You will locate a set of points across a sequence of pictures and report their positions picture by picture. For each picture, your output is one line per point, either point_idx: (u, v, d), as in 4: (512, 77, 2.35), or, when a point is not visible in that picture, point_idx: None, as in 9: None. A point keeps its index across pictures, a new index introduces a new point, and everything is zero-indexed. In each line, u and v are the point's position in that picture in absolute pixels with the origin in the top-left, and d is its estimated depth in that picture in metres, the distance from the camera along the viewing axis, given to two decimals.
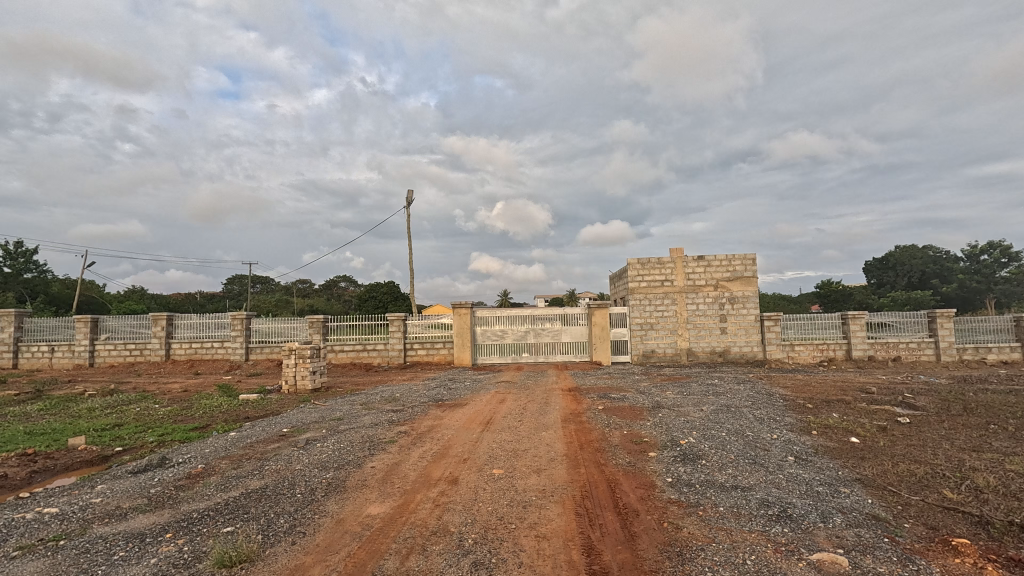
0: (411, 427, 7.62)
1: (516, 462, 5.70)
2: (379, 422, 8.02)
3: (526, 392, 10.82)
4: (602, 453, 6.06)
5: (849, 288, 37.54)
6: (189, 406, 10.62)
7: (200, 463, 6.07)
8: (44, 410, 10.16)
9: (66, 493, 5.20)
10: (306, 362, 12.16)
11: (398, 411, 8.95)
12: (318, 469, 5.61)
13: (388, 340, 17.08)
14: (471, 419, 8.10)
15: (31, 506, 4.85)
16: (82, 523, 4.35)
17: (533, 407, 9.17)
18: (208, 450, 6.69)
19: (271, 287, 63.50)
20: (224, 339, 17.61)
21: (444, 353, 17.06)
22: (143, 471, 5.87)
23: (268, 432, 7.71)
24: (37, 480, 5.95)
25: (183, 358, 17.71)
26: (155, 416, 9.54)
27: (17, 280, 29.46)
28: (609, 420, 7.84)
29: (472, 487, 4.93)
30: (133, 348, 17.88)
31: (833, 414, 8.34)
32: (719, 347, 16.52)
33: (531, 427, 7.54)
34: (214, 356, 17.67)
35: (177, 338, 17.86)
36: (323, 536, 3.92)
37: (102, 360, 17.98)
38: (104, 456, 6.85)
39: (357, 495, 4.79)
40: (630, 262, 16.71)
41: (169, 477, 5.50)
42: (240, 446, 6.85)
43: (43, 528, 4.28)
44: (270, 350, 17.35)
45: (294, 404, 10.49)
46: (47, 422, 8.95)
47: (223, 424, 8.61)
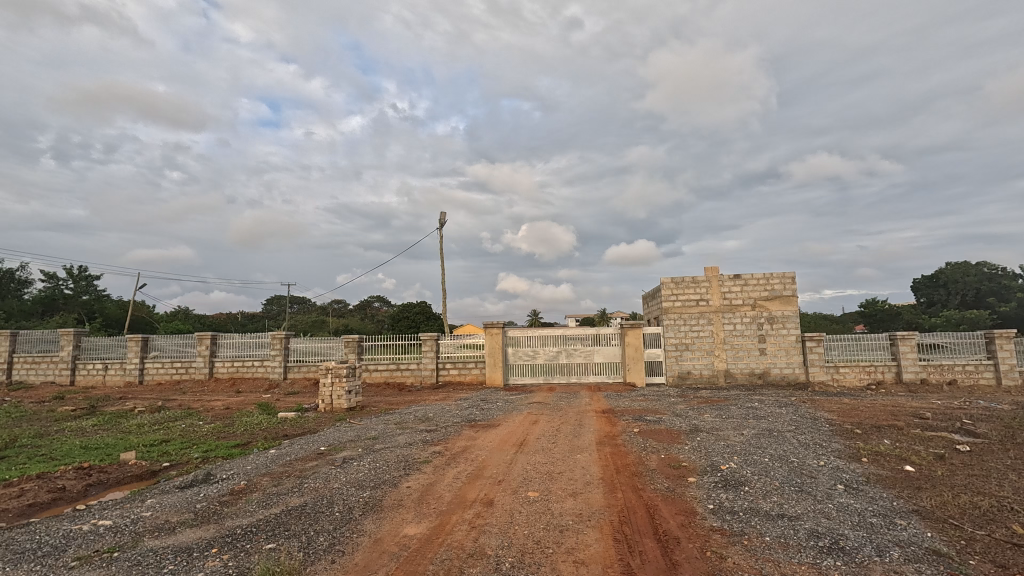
0: (445, 447, 7.66)
1: (551, 485, 5.62)
2: (413, 442, 8.08)
3: (559, 413, 10.67)
4: (639, 477, 5.92)
5: (897, 306, 35.93)
6: (230, 423, 10.91)
7: (242, 479, 6.23)
8: (98, 426, 10.64)
9: (119, 506, 5.43)
10: (343, 381, 12.40)
11: (432, 432, 8.96)
12: (355, 488, 5.69)
13: (421, 360, 17.29)
14: (504, 441, 8.05)
15: (87, 518, 5.08)
16: (133, 536, 4.52)
17: (567, 428, 9.06)
18: (251, 467, 6.88)
19: (307, 307, 65.27)
20: (264, 358, 18.17)
21: (476, 373, 17.11)
22: (190, 487, 6.07)
23: (306, 449, 7.87)
24: (91, 493, 6.24)
25: (225, 376, 18.33)
26: (199, 433, 9.88)
27: (77, 301, 31.61)
28: (645, 443, 7.69)
29: (508, 509, 4.89)
30: (179, 366, 18.61)
31: (884, 441, 7.89)
32: (758, 368, 16.00)
33: (566, 449, 7.43)
34: (254, 374, 18.22)
35: (220, 357, 18.53)
36: (362, 556, 3.95)
37: (150, 378, 18.80)
38: (153, 471, 7.13)
39: (393, 515, 4.81)
40: (663, 281, 16.50)
41: (214, 493, 5.67)
42: (280, 463, 7.03)
43: (98, 540, 4.46)
44: (307, 368, 17.78)
45: (330, 423, 10.67)
46: (101, 438, 9.36)
47: (264, 442, 8.84)
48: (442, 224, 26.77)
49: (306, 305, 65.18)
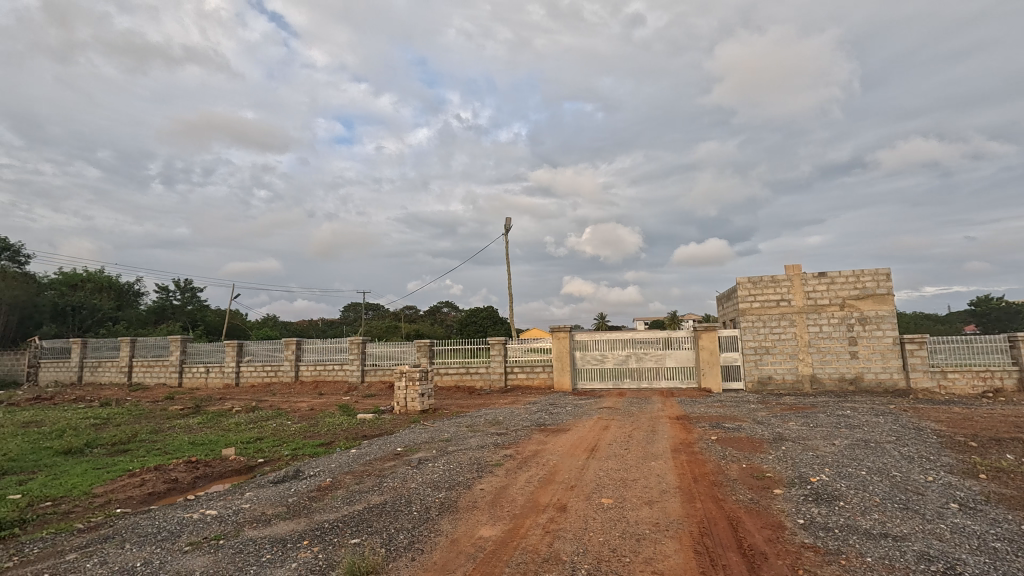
0: (516, 451, 7.71)
1: (625, 493, 5.50)
2: (485, 445, 8.21)
3: (631, 419, 10.40)
4: (719, 487, 5.64)
5: (1017, 304, 31.86)
6: (315, 423, 11.63)
7: (327, 476, 6.63)
8: (203, 424, 11.74)
9: (222, 498, 5.96)
10: (416, 384, 12.83)
11: (502, 435, 9.07)
12: (431, 489, 5.85)
13: (490, 364, 17.56)
14: (575, 446, 7.96)
15: (196, 507, 5.61)
16: (235, 526, 4.93)
17: (640, 435, 8.81)
18: (335, 465, 7.31)
19: (381, 313, 68.32)
20: (344, 362, 19.21)
21: (544, 378, 17.09)
22: (281, 482, 6.54)
23: (384, 450, 8.22)
24: (199, 484, 6.89)
25: (309, 379, 19.58)
26: (288, 431, 10.62)
27: (183, 311, 35.10)
28: (724, 452, 7.32)
29: (583, 515, 4.82)
30: (268, 369, 20.09)
31: (1007, 456, 7.00)
32: (849, 374, 14.77)
33: (640, 456, 7.22)
34: (335, 377, 19.31)
35: (304, 361, 19.82)
36: (439, 555, 4.06)
37: (245, 380, 20.45)
38: (249, 466, 7.75)
39: (468, 516, 4.91)
40: (739, 281, 15.68)
41: (303, 489, 6.07)
42: (361, 462, 7.39)
43: (206, 527, 4.91)
44: (382, 372, 18.58)
45: (405, 424, 11.09)
46: (205, 434, 10.31)
47: (345, 441, 9.36)
48: (508, 229, 27.02)
49: (379, 311, 68.29)
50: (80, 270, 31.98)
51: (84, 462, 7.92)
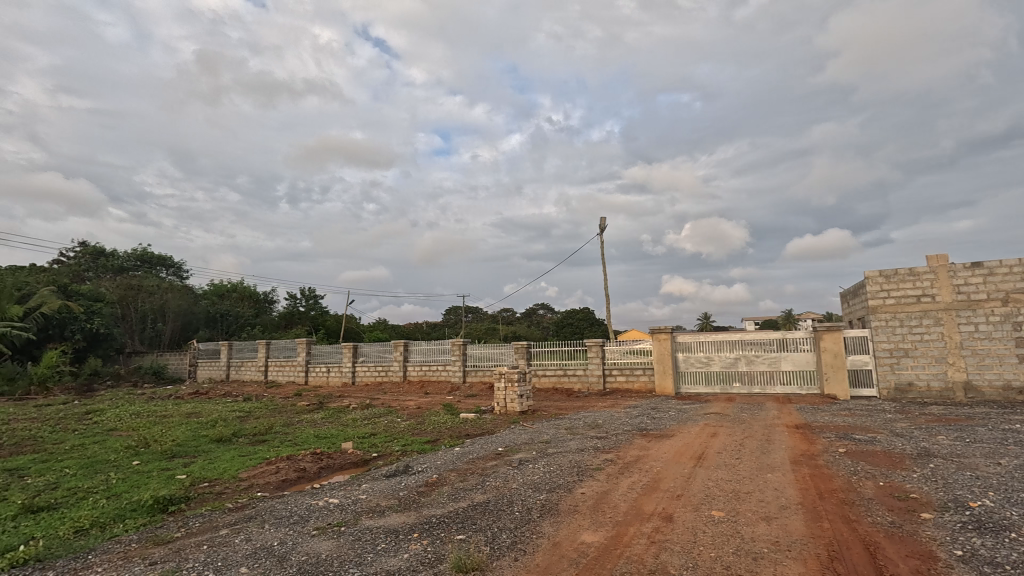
0: (618, 456, 7.51)
1: (738, 506, 5.11)
2: (585, 448, 8.12)
3: (743, 426, 9.68)
4: (851, 507, 5.04)
5: None
6: (422, 421, 12.29)
7: (434, 473, 6.97)
8: (326, 419, 12.93)
9: (342, 488, 6.50)
10: (515, 385, 13.04)
11: (602, 439, 8.90)
12: (532, 490, 5.90)
13: (588, 366, 17.37)
14: (680, 453, 7.57)
15: (322, 495, 6.18)
16: (354, 514, 5.36)
17: (753, 444, 8.16)
18: (441, 462, 7.66)
19: (480, 316, 70.61)
20: (446, 363, 20.11)
21: (645, 381, 16.52)
22: (393, 476, 6.99)
23: (486, 449, 8.45)
24: (323, 474, 7.59)
25: (416, 379, 20.75)
26: (399, 428, 11.34)
27: (307, 316, 39.03)
28: (856, 467, 6.53)
29: (691, 528, 4.57)
30: (380, 369, 21.61)
31: None
32: (1017, 381, 12.51)
33: (754, 467, 6.68)
34: (439, 377, 20.27)
35: (411, 361, 21.05)
36: (542, 557, 4.07)
37: (359, 379, 22.19)
38: (365, 459, 8.38)
39: (570, 520, 4.87)
40: (868, 276, 13.96)
41: (413, 483, 6.43)
42: (465, 460, 7.67)
43: (330, 514, 5.39)
44: (482, 373, 19.15)
45: (506, 424, 11.33)
46: (327, 429, 11.34)
47: (450, 439, 9.77)
48: (603, 228, 26.53)
49: (478, 314, 70.61)
50: (226, 282, 36.87)
51: (232, 450, 9.08)
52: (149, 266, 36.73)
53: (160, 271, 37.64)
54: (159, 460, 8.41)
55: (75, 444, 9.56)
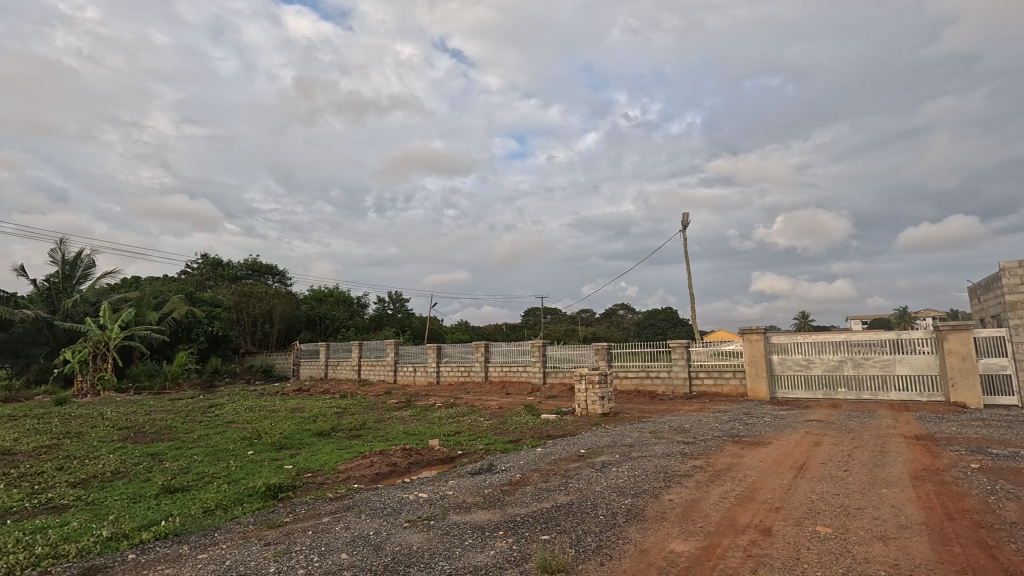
0: (707, 462, 7.15)
1: (848, 523, 4.67)
2: (671, 453, 7.81)
3: (850, 435, 8.82)
4: (988, 530, 4.42)
5: None
6: (504, 420, 12.49)
7: (517, 472, 7.05)
8: (414, 416, 13.55)
9: (430, 483, 6.77)
10: (596, 387, 12.84)
11: (689, 444, 8.53)
12: (616, 494, 5.78)
13: (672, 368, 16.73)
14: (777, 462, 7.04)
15: (411, 489, 6.48)
16: (442, 509, 5.56)
17: (863, 455, 7.40)
18: (524, 461, 7.73)
19: (558, 316, 70.47)
20: (527, 363, 20.27)
21: (735, 385, 15.59)
22: (478, 474, 7.17)
23: (568, 450, 8.41)
24: (412, 469, 7.96)
25: (497, 379, 21.13)
26: (481, 427, 11.61)
27: (395, 318, 41.16)
28: (993, 485, 5.71)
29: (793, 543, 4.24)
30: (463, 369, 22.25)
31: None
32: None
33: (866, 481, 6.05)
34: (519, 378, 20.47)
35: (492, 362, 21.47)
36: (628, 563, 3.98)
37: (443, 378, 22.99)
38: (451, 456, 8.67)
39: (657, 527, 4.72)
40: (1004, 267, 12.14)
41: (497, 482, 6.55)
42: (547, 460, 7.69)
43: (419, 508, 5.64)
44: (562, 374, 19.08)
45: (587, 426, 11.21)
46: (415, 426, 11.87)
47: (532, 439, 9.84)
48: (686, 223, 25.39)
49: (557, 315, 70.49)
50: (323, 287, 39.79)
51: (330, 443, 9.79)
52: (258, 274, 40.58)
53: (267, 279, 41.44)
54: (269, 450, 9.26)
55: (201, 434, 10.78)
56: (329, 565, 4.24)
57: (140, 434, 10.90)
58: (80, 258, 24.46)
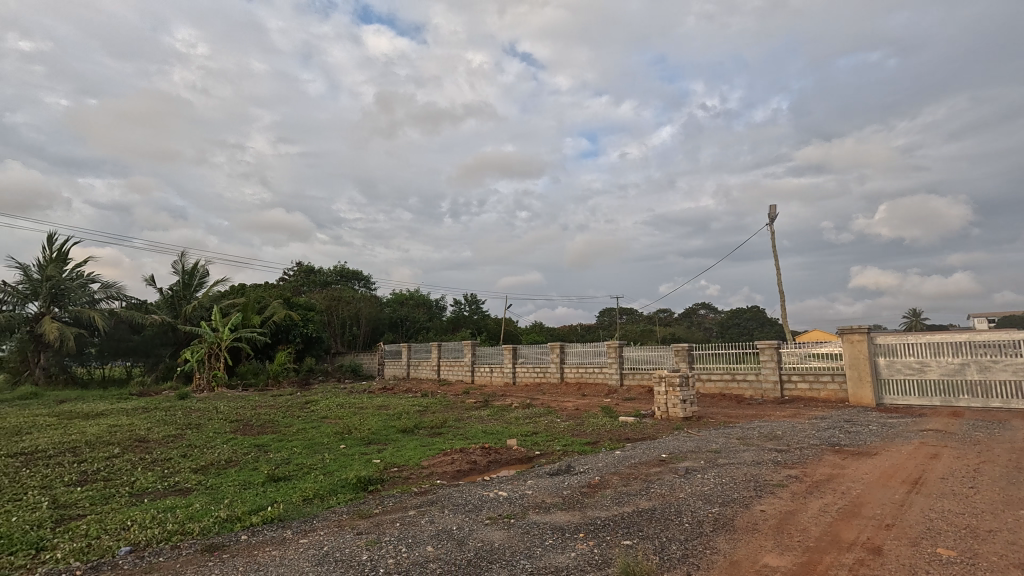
0: (804, 472, 6.63)
1: (978, 547, 4.13)
2: (762, 461, 7.34)
3: (976, 447, 7.79)
4: None
5: None
6: (581, 422, 12.39)
7: (596, 474, 6.95)
8: (492, 416, 13.80)
9: (509, 482, 6.86)
10: (676, 390, 12.37)
11: (783, 451, 7.97)
12: (702, 502, 5.52)
13: (760, 370, 15.75)
14: (887, 475, 6.37)
15: (491, 487, 6.61)
16: (522, 509, 5.62)
17: (994, 470, 6.51)
18: (603, 464, 7.61)
19: (635, 317, 68.70)
20: (603, 365, 19.96)
21: (834, 389, 14.36)
22: (557, 474, 7.15)
23: (648, 454, 8.17)
24: (491, 467, 8.11)
25: (573, 380, 21.00)
26: (558, 428, 11.59)
27: (471, 320, 42.21)
28: None
29: (908, 565, 3.83)
30: (538, 370, 22.35)
31: None
32: None
33: (998, 500, 5.31)
34: (596, 379, 20.20)
35: (568, 363, 21.38)
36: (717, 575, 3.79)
37: (520, 379, 23.23)
38: (529, 456, 8.73)
39: (749, 539, 4.45)
40: None
41: (576, 483, 6.50)
42: (627, 464, 7.52)
43: (500, 506, 5.73)
44: (641, 376, 18.58)
45: (669, 430, 10.83)
46: (493, 425, 12.10)
47: (610, 442, 9.66)
48: (773, 216, 23.74)
49: (634, 315, 68.77)
50: (405, 290, 41.66)
51: (414, 440, 10.22)
52: (346, 280, 43.32)
53: (354, 284, 44.11)
54: (359, 445, 9.85)
55: (299, 428, 11.69)
56: (416, 557, 4.43)
57: (248, 427, 12.03)
58: (196, 268, 27.42)
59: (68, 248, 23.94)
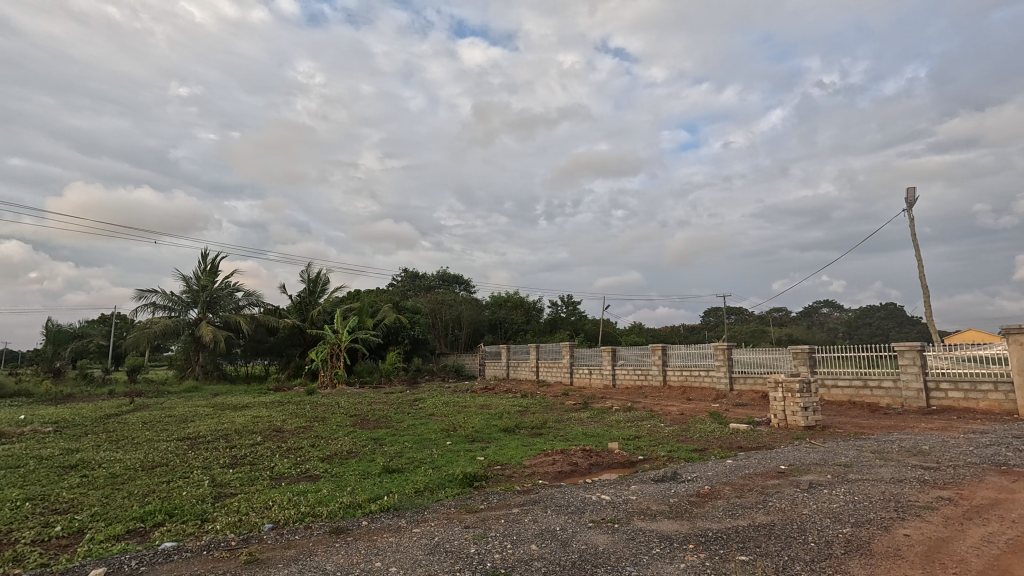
0: (959, 495, 5.73)
1: None
2: (904, 478, 6.47)
3: None
4: None
5: None
6: (687, 427, 11.81)
7: (706, 483, 6.58)
8: (593, 418, 13.65)
9: (612, 486, 6.73)
10: (796, 396, 11.34)
11: (930, 469, 6.95)
12: (831, 520, 5.00)
13: (899, 376, 13.87)
14: None
15: (593, 490, 6.53)
16: (626, 514, 5.48)
17: None
18: (712, 473, 7.19)
19: (745, 317, 64.05)
20: (710, 367, 18.87)
21: (997, 399, 12.21)
22: (662, 481, 6.89)
23: (765, 465, 7.57)
24: (593, 470, 8.03)
25: (677, 383, 20.09)
26: (662, 433, 11.15)
27: (569, 321, 42.10)
28: None
29: None
30: (639, 372, 21.70)
31: None
32: None
33: None
34: (702, 383, 19.13)
35: (671, 365, 20.50)
36: None
37: (619, 381, 22.72)
38: (632, 461, 8.50)
39: (890, 566, 3.95)
40: None
41: (683, 492, 6.21)
42: (740, 474, 7.03)
43: (603, 510, 5.65)
44: (753, 380, 17.29)
45: (787, 440, 9.95)
46: (594, 427, 11.95)
47: (720, 450, 9.09)
48: (911, 199, 20.81)
49: (743, 315, 64.19)
50: (503, 293, 42.67)
51: (515, 439, 10.42)
52: (448, 284, 45.41)
53: (456, 288, 46.12)
54: (463, 442, 10.27)
55: (409, 424, 12.47)
56: (521, 554, 4.52)
57: (364, 421, 13.08)
58: (319, 276, 30.36)
59: (218, 262, 27.77)
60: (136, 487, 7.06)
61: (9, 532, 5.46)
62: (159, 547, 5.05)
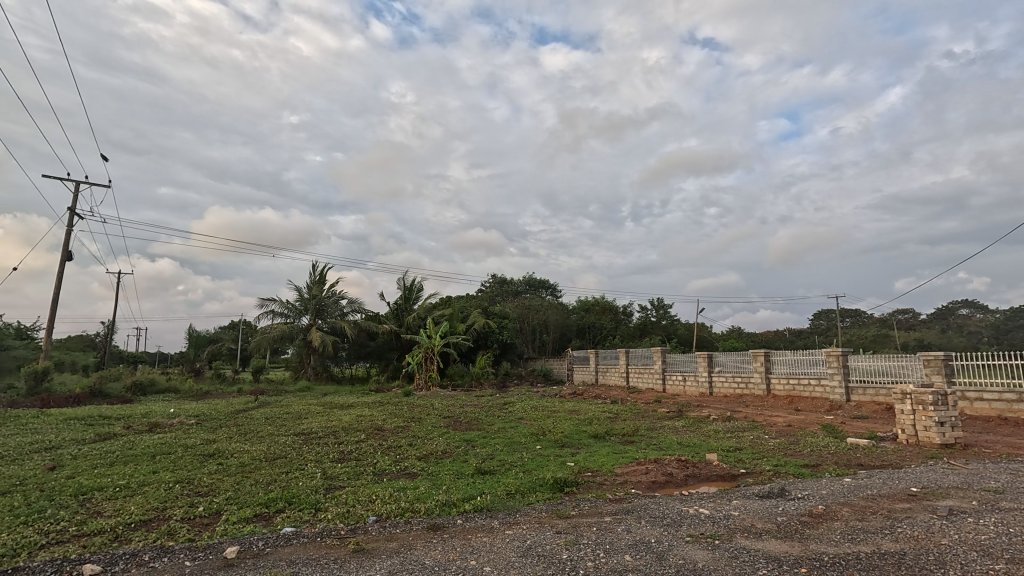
0: None
1: None
2: None
3: None
4: None
5: None
6: (796, 440, 10.90)
7: (819, 503, 6.00)
8: (688, 427, 13.05)
9: (712, 500, 6.37)
10: (928, 410, 10.01)
11: None
12: (978, 554, 4.34)
13: None
14: None
15: (691, 503, 6.22)
16: (728, 530, 5.16)
17: None
18: (827, 491, 6.54)
19: (863, 320, 57.69)
20: (821, 375, 17.24)
21: None
22: (768, 497, 6.39)
23: (891, 486, 6.75)
24: (689, 482, 7.66)
25: (783, 393, 18.57)
26: (767, 445, 10.37)
27: (660, 326, 40.62)
28: None
29: None
30: (739, 380, 20.33)
31: None
32: None
33: None
34: (813, 393, 17.50)
35: (776, 373, 19.00)
36: None
37: (717, 390, 21.44)
38: (733, 474, 7.99)
39: None
40: None
41: (793, 510, 5.71)
42: (861, 495, 6.32)
43: (702, 524, 5.38)
44: (875, 391, 15.53)
45: (919, 459, 8.81)
46: (689, 437, 11.39)
47: (836, 467, 8.25)
48: None
49: (861, 318, 57.92)
50: (591, 298, 42.20)
51: (607, 446, 10.25)
52: (535, 288, 45.82)
53: (542, 292, 46.35)
54: (553, 446, 10.28)
55: (500, 427, 12.72)
56: (614, 564, 4.43)
57: (457, 423, 13.55)
58: (414, 284, 31.99)
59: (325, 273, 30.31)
60: (261, 476, 7.92)
61: (164, 509, 6.35)
62: (281, 531, 5.60)
